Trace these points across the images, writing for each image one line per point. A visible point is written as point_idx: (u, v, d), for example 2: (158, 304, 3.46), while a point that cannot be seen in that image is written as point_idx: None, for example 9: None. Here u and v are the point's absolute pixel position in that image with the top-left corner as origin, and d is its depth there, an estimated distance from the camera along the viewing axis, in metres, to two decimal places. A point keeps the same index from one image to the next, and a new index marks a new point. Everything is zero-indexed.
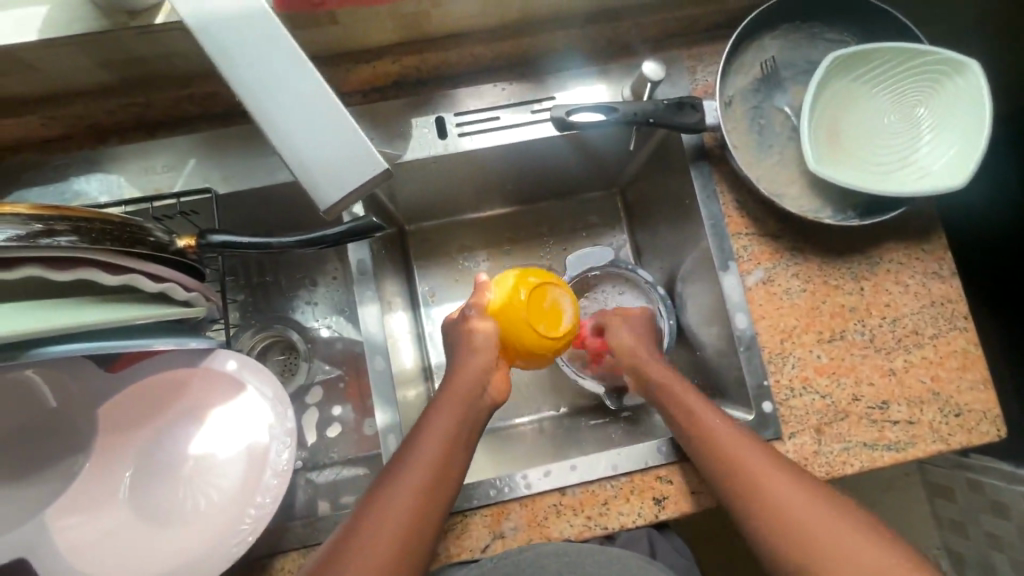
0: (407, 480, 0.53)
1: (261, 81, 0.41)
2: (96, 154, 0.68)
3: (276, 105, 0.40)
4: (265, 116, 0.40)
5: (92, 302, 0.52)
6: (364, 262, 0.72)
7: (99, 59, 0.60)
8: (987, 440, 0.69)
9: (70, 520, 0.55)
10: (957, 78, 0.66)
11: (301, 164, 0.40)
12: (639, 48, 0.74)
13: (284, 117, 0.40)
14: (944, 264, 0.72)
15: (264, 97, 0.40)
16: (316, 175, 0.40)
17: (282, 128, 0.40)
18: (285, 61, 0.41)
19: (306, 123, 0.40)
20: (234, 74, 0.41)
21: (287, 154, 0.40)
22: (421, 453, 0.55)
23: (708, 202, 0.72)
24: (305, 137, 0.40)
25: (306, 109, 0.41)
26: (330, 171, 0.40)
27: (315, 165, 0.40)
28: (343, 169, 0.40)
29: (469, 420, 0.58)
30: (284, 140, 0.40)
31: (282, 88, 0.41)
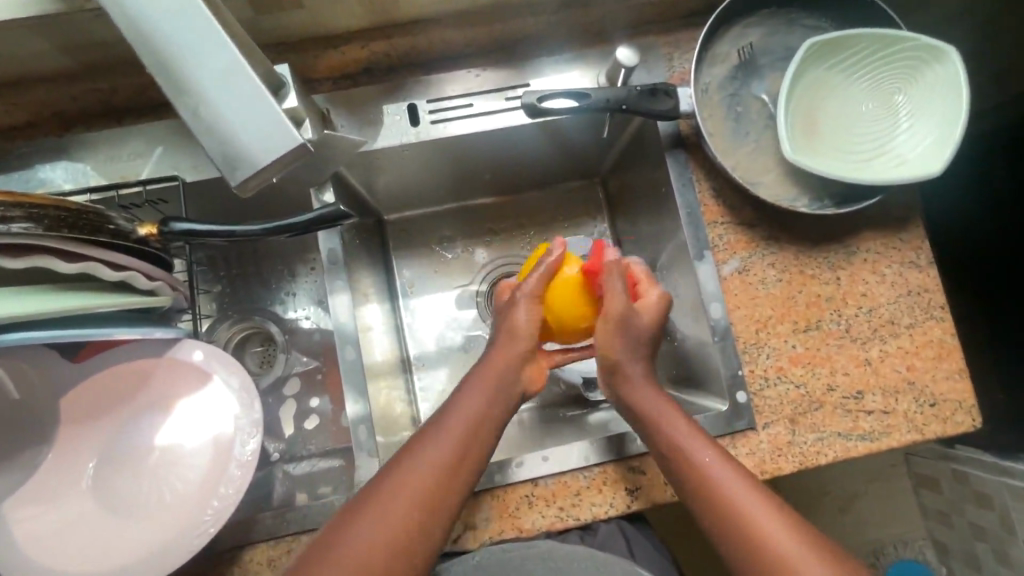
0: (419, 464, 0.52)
1: (176, 58, 0.41)
2: (61, 142, 0.67)
3: (191, 85, 0.41)
4: (180, 92, 0.42)
5: (51, 290, 0.51)
6: (334, 251, 0.70)
7: (58, 44, 0.58)
8: (962, 430, 0.68)
9: (31, 511, 0.54)
10: (936, 66, 0.65)
11: (219, 142, 0.42)
12: (615, 34, 0.73)
13: (200, 94, 0.42)
14: (921, 254, 0.71)
15: (179, 69, 0.41)
16: (230, 155, 0.42)
17: (198, 107, 0.42)
18: (198, 38, 0.41)
19: (219, 103, 0.42)
20: (146, 49, 0.41)
21: (204, 134, 0.42)
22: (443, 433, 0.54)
23: (684, 191, 0.71)
24: (221, 115, 0.42)
25: (223, 88, 0.42)
26: (247, 148, 0.42)
27: (231, 143, 0.42)
28: (260, 146, 0.42)
29: (494, 407, 0.57)
30: (201, 116, 0.42)
31: (196, 65, 0.41)
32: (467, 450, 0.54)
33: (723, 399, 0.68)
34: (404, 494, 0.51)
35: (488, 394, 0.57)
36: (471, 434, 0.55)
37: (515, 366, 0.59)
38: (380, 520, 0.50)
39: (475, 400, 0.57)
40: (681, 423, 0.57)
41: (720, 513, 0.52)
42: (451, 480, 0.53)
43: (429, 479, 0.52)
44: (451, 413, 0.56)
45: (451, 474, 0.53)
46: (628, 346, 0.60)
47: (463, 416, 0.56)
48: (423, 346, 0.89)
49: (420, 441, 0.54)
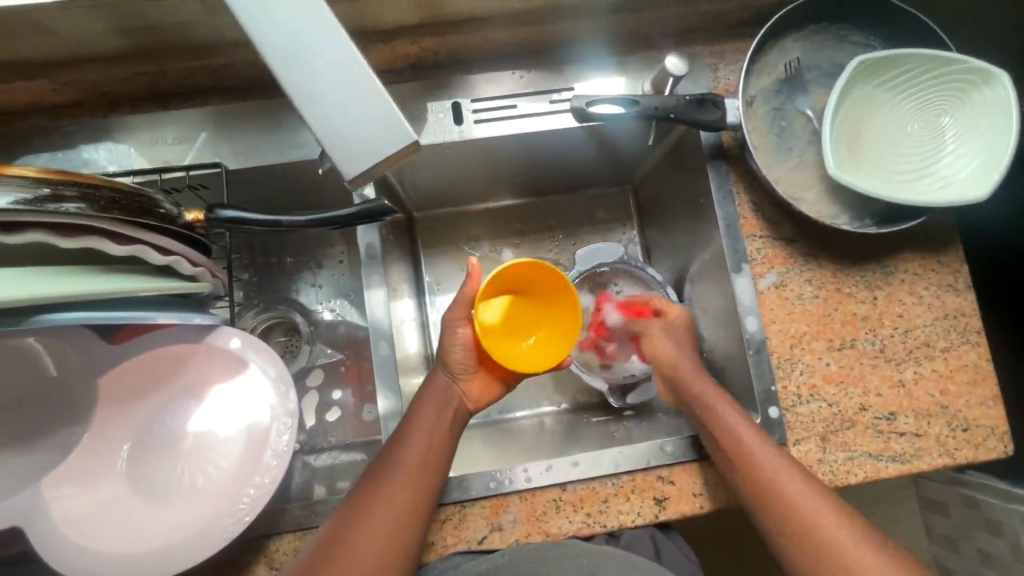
0: (400, 472, 0.57)
1: (297, 50, 0.40)
2: (106, 123, 0.67)
3: (310, 76, 0.40)
4: (295, 82, 0.40)
5: (99, 270, 0.51)
6: (372, 246, 0.70)
7: (114, 26, 0.59)
8: (993, 456, 0.68)
9: (67, 490, 0.54)
10: (985, 89, 0.65)
11: (332, 136, 0.39)
12: (662, 42, 0.73)
13: (318, 85, 0.40)
14: (959, 277, 0.71)
15: (299, 60, 0.40)
16: (342, 147, 0.39)
17: (315, 98, 0.40)
18: (320, 33, 0.40)
19: (337, 96, 0.40)
20: (266, 40, 0.40)
21: (318, 123, 0.39)
22: (409, 443, 0.59)
23: (724, 202, 0.71)
24: (337, 107, 0.39)
25: (340, 79, 0.40)
26: (359, 140, 0.39)
27: (343, 135, 0.39)
28: (373, 140, 0.39)
29: (445, 416, 0.62)
30: (318, 107, 0.39)
31: (316, 57, 0.40)
32: (435, 451, 0.59)
33: (753, 413, 0.68)
34: (392, 493, 0.56)
35: (436, 408, 0.62)
36: (437, 437, 0.60)
37: (446, 386, 0.64)
38: (380, 515, 0.55)
39: (427, 413, 0.62)
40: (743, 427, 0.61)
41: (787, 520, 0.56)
42: (427, 477, 0.58)
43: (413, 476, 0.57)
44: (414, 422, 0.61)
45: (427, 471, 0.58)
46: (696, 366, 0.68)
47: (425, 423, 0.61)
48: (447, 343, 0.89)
49: (396, 443, 0.59)
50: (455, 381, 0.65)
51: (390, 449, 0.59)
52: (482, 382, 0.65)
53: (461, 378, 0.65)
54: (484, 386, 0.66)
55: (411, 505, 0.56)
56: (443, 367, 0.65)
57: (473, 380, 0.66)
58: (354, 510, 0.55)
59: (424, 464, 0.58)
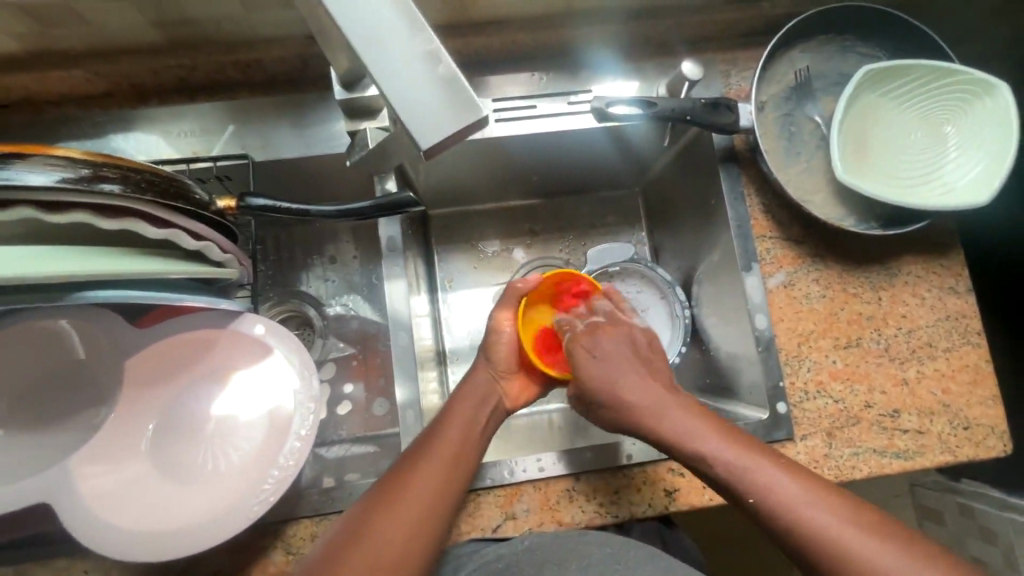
0: (430, 465, 0.58)
1: (372, 24, 0.38)
2: (136, 114, 0.68)
3: (385, 53, 0.38)
4: (374, 57, 0.38)
5: (133, 252, 0.53)
6: (393, 239, 0.72)
7: (151, 17, 0.60)
8: (993, 454, 0.70)
9: (93, 469, 0.55)
10: (986, 99, 0.68)
11: (406, 111, 0.38)
12: (676, 49, 0.76)
13: (394, 62, 0.38)
14: (960, 280, 0.73)
15: (374, 36, 0.38)
16: (415, 120, 0.37)
17: (390, 72, 0.38)
18: (399, 9, 0.38)
19: (411, 72, 0.38)
20: (345, 12, 0.38)
21: (392, 97, 0.38)
22: (443, 437, 0.60)
23: (735, 204, 0.73)
24: (412, 83, 0.38)
25: (412, 56, 0.38)
26: (434, 117, 0.37)
27: (414, 110, 0.38)
28: (442, 118, 0.38)
29: (479, 417, 0.64)
30: (397, 85, 0.38)
31: (392, 31, 0.38)
32: (462, 450, 0.60)
33: (762, 408, 0.70)
34: (412, 489, 0.56)
35: (473, 405, 0.65)
36: (467, 435, 0.62)
37: (486, 384, 0.67)
38: (395, 514, 0.54)
39: (463, 408, 0.64)
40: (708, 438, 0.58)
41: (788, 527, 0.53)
42: (452, 476, 0.59)
43: (436, 473, 0.58)
44: (451, 418, 0.63)
45: (451, 469, 0.59)
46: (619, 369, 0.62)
47: (457, 423, 0.62)
48: (458, 339, 0.91)
49: (423, 442, 0.60)
50: (497, 379, 0.68)
51: (419, 448, 0.60)
52: (523, 383, 0.69)
53: (502, 378, 0.69)
54: (524, 388, 0.69)
55: (435, 501, 0.56)
56: (485, 364, 0.69)
57: (511, 380, 0.69)
58: (374, 505, 0.55)
59: (452, 460, 0.59)
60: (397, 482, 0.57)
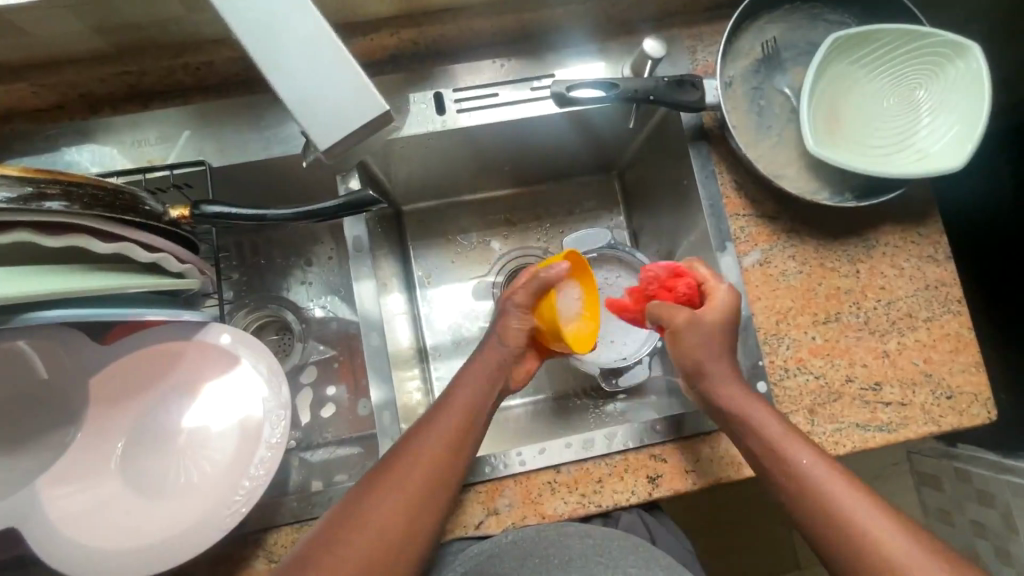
0: (432, 445, 0.57)
1: (264, 24, 0.40)
2: (88, 125, 0.67)
3: (280, 52, 0.40)
4: (273, 63, 0.40)
5: (87, 268, 0.52)
6: (359, 239, 0.70)
7: (90, 24, 0.58)
8: (977, 422, 0.69)
9: (63, 490, 0.55)
10: (958, 62, 0.66)
11: (304, 108, 0.40)
12: (641, 26, 0.74)
13: (291, 65, 0.40)
14: (939, 248, 0.72)
15: (266, 37, 0.40)
16: (312, 117, 0.40)
17: (283, 71, 0.40)
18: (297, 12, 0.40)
19: (308, 68, 0.40)
20: (241, 19, 0.40)
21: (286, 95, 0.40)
22: (446, 418, 0.59)
23: (707, 182, 0.72)
24: (309, 85, 0.40)
25: (308, 51, 0.40)
26: (341, 123, 0.40)
27: (312, 108, 0.40)
28: (341, 112, 0.40)
29: (486, 398, 0.62)
30: (291, 84, 0.40)
31: (292, 35, 0.40)
32: (466, 433, 0.59)
33: (743, 388, 0.69)
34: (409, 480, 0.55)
35: (480, 386, 0.63)
36: (468, 421, 0.60)
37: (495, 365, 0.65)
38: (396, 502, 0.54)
39: (469, 389, 0.62)
40: (786, 435, 0.58)
41: (809, 507, 0.55)
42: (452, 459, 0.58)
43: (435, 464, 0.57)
44: (455, 399, 0.61)
45: (451, 455, 0.58)
46: (712, 351, 0.62)
47: (458, 408, 0.60)
48: (439, 335, 0.90)
49: (425, 429, 0.59)
50: (508, 362, 0.65)
51: (424, 424, 0.59)
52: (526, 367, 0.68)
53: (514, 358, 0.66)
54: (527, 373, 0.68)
55: (431, 481, 0.56)
56: (497, 342, 0.65)
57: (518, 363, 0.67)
58: (374, 482, 0.55)
59: (456, 441, 0.59)
60: (394, 470, 0.56)
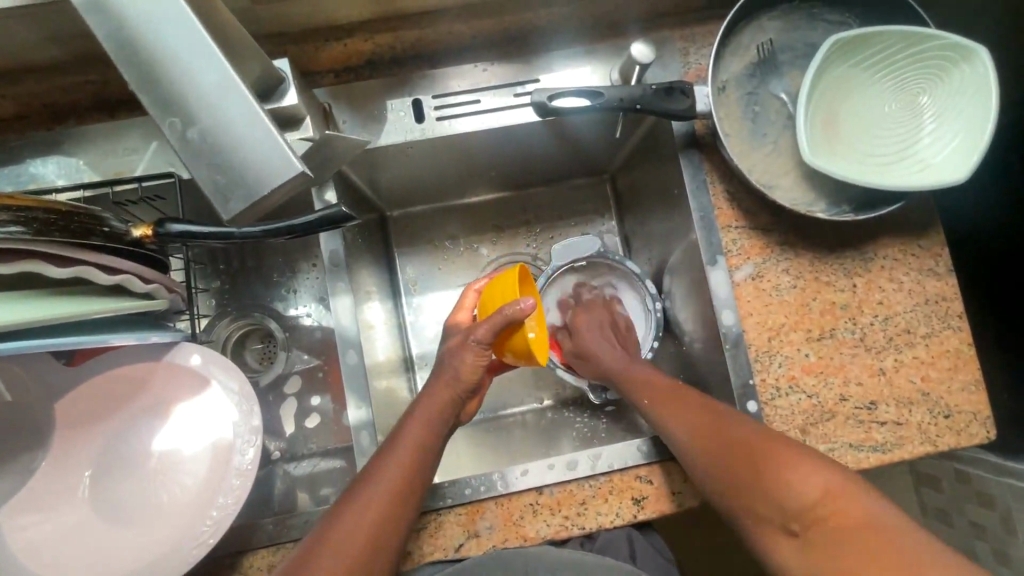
0: (382, 486, 0.55)
1: (170, 84, 0.38)
2: (53, 136, 0.64)
3: (191, 115, 0.39)
4: (169, 114, 0.39)
5: (39, 296, 0.49)
6: (336, 253, 0.68)
7: (47, 33, 0.56)
8: (976, 441, 0.67)
9: (27, 519, 0.53)
10: (963, 65, 0.62)
11: (221, 173, 0.39)
12: (630, 28, 0.70)
13: (202, 129, 0.39)
14: (940, 261, 0.69)
15: (173, 98, 0.38)
16: (228, 185, 0.40)
17: (195, 137, 0.39)
18: (187, 50, 0.38)
19: (218, 130, 0.39)
20: (129, 59, 0.38)
21: (202, 163, 0.39)
22: (395, 458, 0.57)
23: (697, 193, 0.69)
24: (219, 150, 0.39)
25: (217, 111, 0.39)
26: (244, 182, 0.39)
27: (228, 171, 0.39)
28: (255, 175, 0.39)
29: (434, 435, 0.61)
30: (203, 150, 0.39)
31: (181, 80, 0.38)
32: (417, 473, 0.57)
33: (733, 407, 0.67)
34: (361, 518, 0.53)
35: (428, 420, 0.61)
36: (420, 452, 0.59)
37: (445, 400, 0.63)
38: (340, 552, 0.51)
39: (414, 425, 0.60)
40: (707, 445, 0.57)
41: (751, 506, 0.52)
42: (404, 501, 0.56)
43: (386, 505, 0.55)
44: (402, 436, 0.59)
45: (404, 493, 0.56)
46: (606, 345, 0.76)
47: (412, 436, 0.59)
48: (426, 344, 0.88)
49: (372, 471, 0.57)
50: (460, 399, 0.65)
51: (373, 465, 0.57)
52: (478, 399, 0.69)
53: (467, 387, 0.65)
54: (477, 402, 0.70)
55: (383, 523, 0.54)
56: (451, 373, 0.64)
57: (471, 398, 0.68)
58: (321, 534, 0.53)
59: (408, 479, 0.57)
60: (341, 517, 0.53)
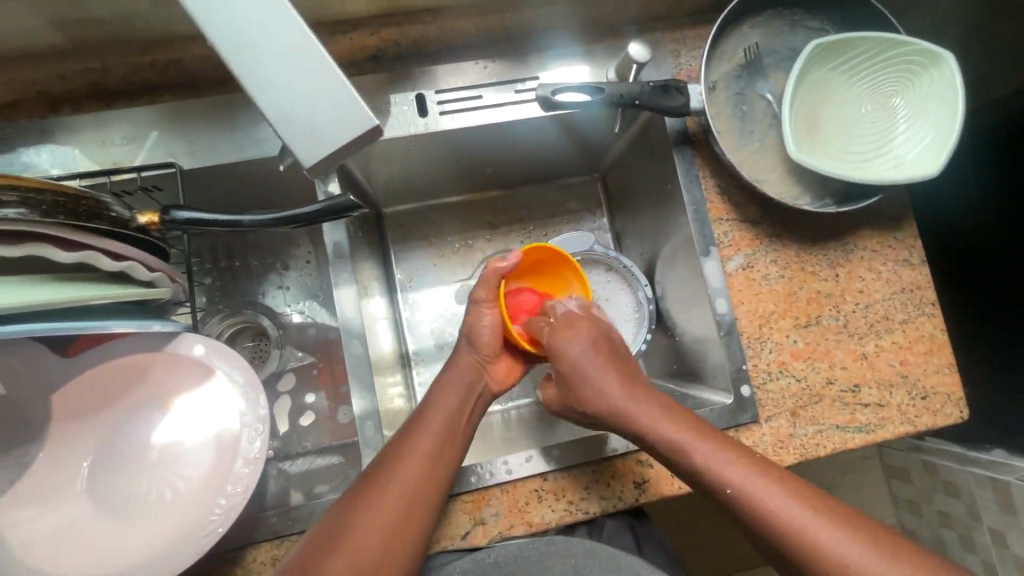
0: (414, 454, 0.57)
1: (247, 41, 0.39)
2: (46, 124, 0.63)
3: (263, 69, 0.39)
4: (245, 70, 0.39)
5: (43, 280, 0.49)
6: (340, 245, 0.69)
7: (48, 19, 0.55)
8: (951, 421, 0.71)
9: (24, 513, 0.52)
10: (933, 70, 0.67)
11: (291, 126, 0.39)
12: (625, 30, 0.73)
13: (277, 82, 0.39)
14: (914, 252, 0.73)
15: (249, 54, 0.38)
16: (298, 134, 0.39)
17: (271, 92, 0.39)
18: (271, 7, 0.39)
19: (293, 85, 0.39)
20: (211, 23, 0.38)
21: (272, 116, 0.39)
22: (421, 428, 0.59)
23: (691, 187, 0.72)
24: (296, 101, 0.39)
25: (290, 65, 0.39)
26: (314, 132, 0.39)
27: (300, 123, 0.39)
28: (331, 125, 0.39)
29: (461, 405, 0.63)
30: (275, 101, 0.39)
31: (259, 36, 0.39)
32: (444, 439, 0.59)
33: (727, 392, 0.70)
34: (386, 505, 0.53)
35: (459, 391, 0.64)
36: (448, 421, 0.61)
37: (472, 369, 0.66)
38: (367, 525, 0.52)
39: (444, 395, 0.63)
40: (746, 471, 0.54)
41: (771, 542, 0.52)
42: (432, 470, 0.57)
43: (409, 482, 0.55)
44: (432, 406, 0.62)
45: (433, 466, 0.57)
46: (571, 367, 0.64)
47: (440, 408, 0.61)
48: (422, 339, 0.88)
49: (402, 441, 0.58)
50: (483, 364, 0.68)
51: (405, 432, 0.59)
52: (509, 367, 0.70)
53: (489, 362, 0.68)
54: (511, 374, 0.70)
55: (409, 498, 0.55)
56: (469, 349, 0.67)
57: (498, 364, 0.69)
58: (350, 499, 0.54)
59: (435, 454, 0.58)
60: (370, 484, 0.55)
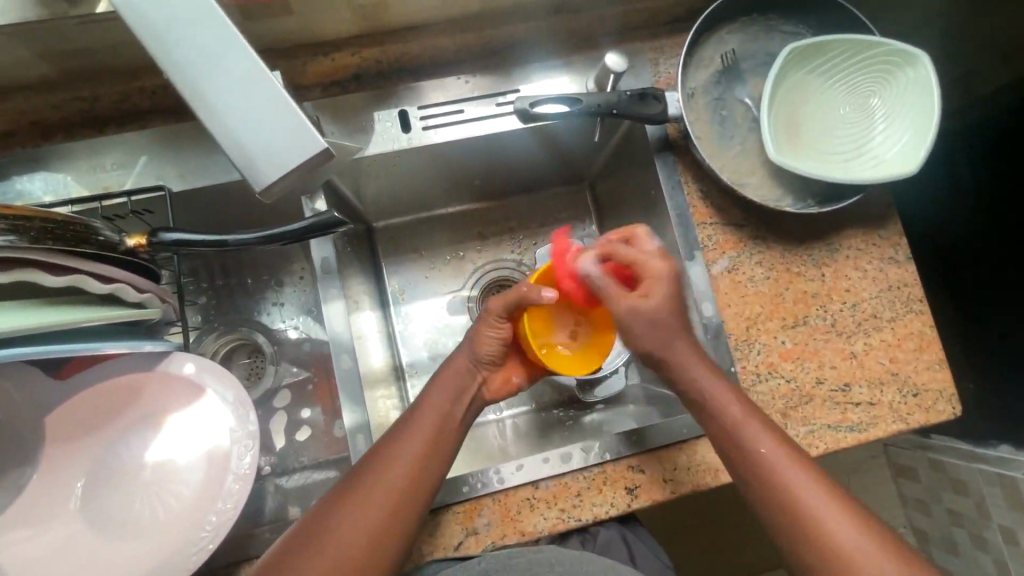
0: (405, 452, 0.58)
1: (202, 72, 0.40)
2: (39, 152, 0.65)
3: (218, 100, 0.40)
4: (200, 101, 0.40)
5: (32, 305, 0.50)
6: (327, 261, 0.70)
7: (38, 52, 0.57)
8: (944, 417, 0.71)
9: (20, 533, 0.53)
10: (909, 69, 0.68)
11: (244, 153, 0.40)
12: (603, 40, 0.75)
13: (233, 112, 0.40)
14: (900, 249, 0.74)
15: (204, 86, 0.40)
16: (253, 159, 0.40)
17: (226, 121, 0.40)
18: (224, 39, 0.40)
19: (247, 114, 0.40)
20: (168, 58, 0.40)
21: (227, 143, 0.40)
22: (414, 426, 0.60)
23: (673, 192, 0.73)
24: (247, 129, 0.40)
25: (243, 95, 0.40)
26: (267, 159, 0.40)
27: (253, 150, 0.40)
28: (284, 150, 0.40)
29: (455, 402, 0.63)
30: (229, 129, 0.40)
31: (216, 66, 0.40)
32: (436, 436, 0.60)
33: None
34: (375, 500, 0.55)
35: (451, 390, 0.64)
36: (440, 417, 0.61)
37: (466, 371, 0.65)
38: (356, 520, 0.54)
39: (436, 392, 0.63)
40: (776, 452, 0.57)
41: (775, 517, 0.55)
42: (424, 467, 0.58)
43: (399, 479, 0.56)
44: (423, 404, 0.62)
45: (423, 462, 0.58)
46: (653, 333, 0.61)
47: (432, 405, 0.62)
48: (415, 352, 0.89)
49: (394, 440, 0.59)
50: (478, 365, 0.66)
51: (397, 430, 0.60)
52: (504, 375, 0.69)
53: (487, 368, 0.67)
54: (505, 383, 0.69)
55: (398, 495, 0.56)
56: (469, 348, 0.66)
57: (494, 372, 0.68)
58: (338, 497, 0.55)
59: (426, 451, 0.59)
60: (359, 482, 0.56)
